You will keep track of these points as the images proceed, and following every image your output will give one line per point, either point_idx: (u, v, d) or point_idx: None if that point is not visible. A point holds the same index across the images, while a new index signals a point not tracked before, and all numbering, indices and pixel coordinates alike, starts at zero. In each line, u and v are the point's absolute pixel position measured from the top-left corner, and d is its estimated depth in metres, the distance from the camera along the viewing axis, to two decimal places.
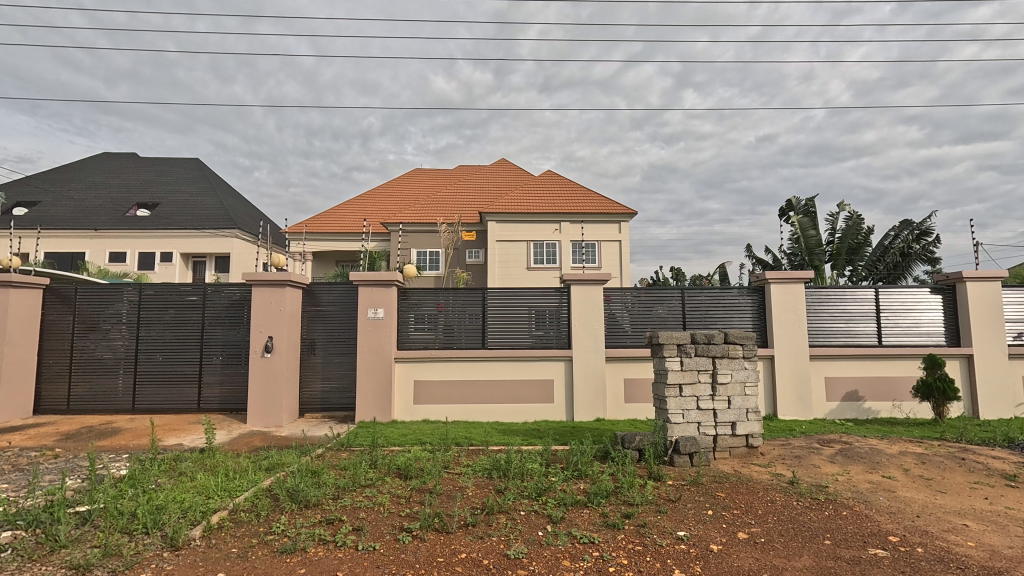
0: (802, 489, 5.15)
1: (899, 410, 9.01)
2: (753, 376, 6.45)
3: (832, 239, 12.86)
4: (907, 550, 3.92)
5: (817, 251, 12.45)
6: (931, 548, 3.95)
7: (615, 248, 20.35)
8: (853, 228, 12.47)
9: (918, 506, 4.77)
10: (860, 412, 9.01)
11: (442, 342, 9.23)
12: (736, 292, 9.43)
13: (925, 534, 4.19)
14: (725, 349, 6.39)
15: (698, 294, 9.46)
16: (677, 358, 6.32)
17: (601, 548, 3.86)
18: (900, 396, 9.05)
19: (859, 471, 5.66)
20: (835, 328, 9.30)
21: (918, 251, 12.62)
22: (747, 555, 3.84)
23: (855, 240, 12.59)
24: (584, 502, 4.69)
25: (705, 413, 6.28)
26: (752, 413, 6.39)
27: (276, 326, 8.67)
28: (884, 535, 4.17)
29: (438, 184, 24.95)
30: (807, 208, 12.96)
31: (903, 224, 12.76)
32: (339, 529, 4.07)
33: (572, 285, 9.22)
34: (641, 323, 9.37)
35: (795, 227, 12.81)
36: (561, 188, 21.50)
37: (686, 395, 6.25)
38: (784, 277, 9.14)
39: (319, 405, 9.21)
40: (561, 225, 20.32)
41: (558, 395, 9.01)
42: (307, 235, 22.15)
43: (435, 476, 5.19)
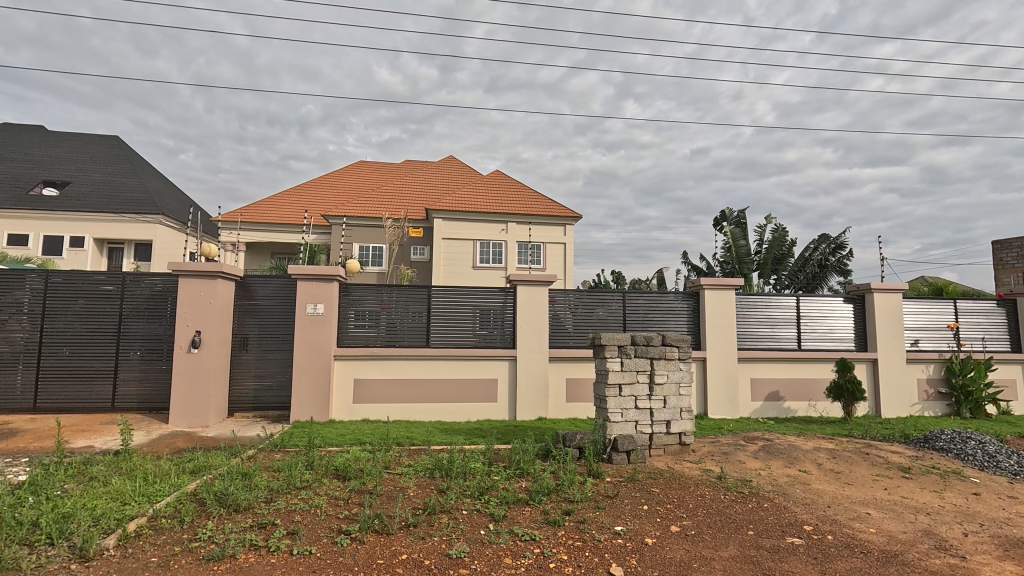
0: (729, 483, 5.48)
1: (814, 409, 9.77)
2: (687, 377, 6.79)
3: (760, 249, 13.73)
4: (818, 538, 4.26)
5: (747, 260, 13.25)
6: (839, 535, 4.32)
7: (560, 250, 20.72)
8: (779, 240, 13.38)
9: (829, 497, 5.21)
10: (781, 411, 9.69)
11: (385, 339, 9.03)
12: (673, 296, 9.86)
13: (834, 522, 4.58)
14: (662, 351, 6.67)
15: (638, 297, 9.79)
16: (618, 359, 6.54)
17: (542, 545, 3.93)
18: (815, 396, 9.81)
19: (779, 466, 6.10)
20: (761, 333, 9.95)
21: (833, 263, 13.79)
22: (678, 546, 4.04)
23: (779, 251, 13.52)
24: (526, 500, 4.75)
25: (642, 412, 6.52)
26: (685, 412, 6.72)
27: (204, 320, 8.14)
28: (799, 525, 4.51)
29: (383, 177, 24.29)
30: (739, 219, 13.75)
31: (821, 238, 13.88)
32: (273, 534, 3.89)
33: (518, 286, 9.31)
34: (584, 323, 9.60)
35: (728, 237, 13.58)
36: (509, 188, 21.61)
37: (625, 395, 6.47)
38: (717, 283, 9.68)
39: (252, 404, 8.76)
40: (508, 225, 20.42)
41: (502, 394, 9.07)
42: (242, 225, 20.98)
43: (375, 476, 5.07)
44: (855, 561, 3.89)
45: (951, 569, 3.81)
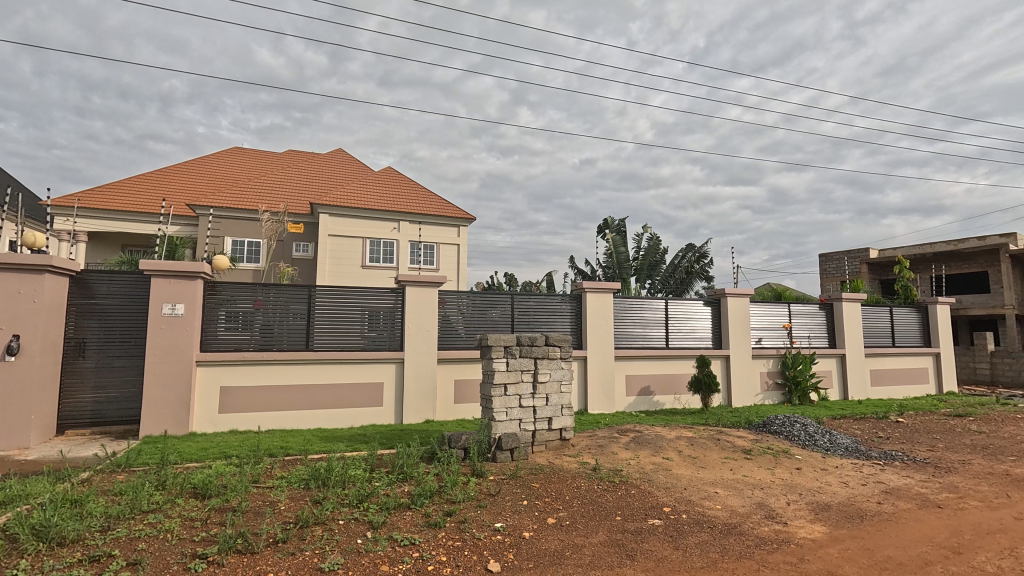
0: (602, 474, 5.88)
1: (678, 401, 10.83)
2: (568, 375, 7.17)
3: (637, 256, 14.91)
4: (674, 517, 4.75)
5: (626, 265, 14.29)
6: (691, 513, 4.85)
7: (453, 251, 20.67)
8: (653, 248, 14.64)
9: (686, 480, 5.82)
10: (651, 404, 10.60)
11: (259, 343, 8.33)
12: (558, 298, 10.33)
13: (688, 502, 5.13)
14: (545, 351, 6.97)
15: (526, 299, 10.10)
16: (504, 359, 6.70)
17: (421, 548, 3.90)
18: (679, 389, 10.89)
19: (646, 455, 6.68)
20: (635, 333, 10.80)
21: (697, 270, 15.41)
22: (553, 537, 4.26)
23: (654, 258, 14.79)
24: (407, 504, 4.68)
25: (526, 410, 6.75)
26: (566, 409, 7.08)
27: (25, 323, 6.88)
28: (660, 507, 4.98)
29: (262, 166, 22.37)
30: (620, 227, 14.80)
31: (688, 247, 15.46)
32: (108, 567, 3.41)
33: (407, 286, 9.13)
34: (474, 325, 9.69)
35: (610, 244, 14.55)
36: (402, 187, 21.12)
37: (510, 394, 6.65)
38: (598, 286, 10.34)
39: (89, 419, 7.58)
40: (400, 225, 19.93)
41: (388, 398, 8.82)
42: (83, 212, 18.07)
43: (241, 492, 4.66)
44: (703, 535, 4.39)
45: (775, 533, 4.46)
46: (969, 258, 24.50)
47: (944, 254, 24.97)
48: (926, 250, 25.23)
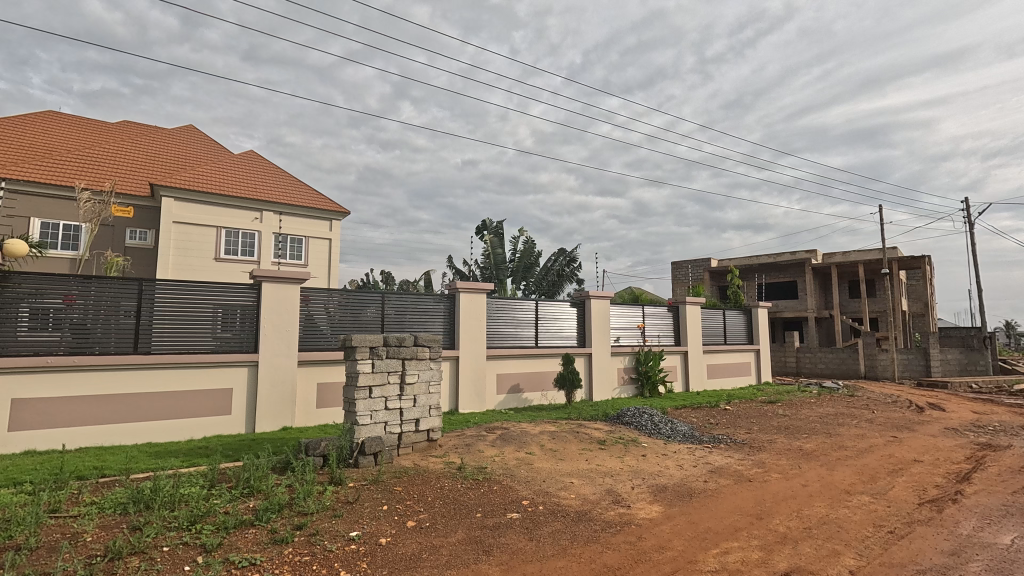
0: (466, 473, 5.93)
1: (544, 398, 11.37)
2: (437, 375, 7.14)
3: (513, 258, 15.35)
4: (532, 509, 4.96)
5: (502, 266, 14.60)
6: (547, 505, 5.10)
7: (324, 246, 19.45)
8: (528, 251, 15.18)
9: (545, 473, 6.12)
10: (519, 401, 10.98)
11: (70, 345, 7.01)
12: (431, 298, 10.22)
13: (545, 494, 5.39)
14: (414, 351, 6.86)
15: (399, 298, 9.83)
16: (369, 361, 6.44)
17: (263, 568, 3.59)
18: (546, 386, 11.43)
19: (510, 451, 6.90)
20: (507, 332, 11.10)
21: (567, 273, 16.33)
22: (411, 540, 4.19)
23: (529, 260, 15.34)
24: (250, 521, 4.28)
25: (393, 412, 6.57)
26: (434, 409, 7.04)
27: None
28: (519, 501, 5.17)
29: (84, 136, 18.81)
30: (497, 229, 15.08)
31: (560, 251, 16.31)
32: None
33: (263, 283, 8.35)
34: (341, 325, 9.19)
35: (487, 245, 14.77)
36: (265, 173, 19.33)
37: (376, 397, 6.42)
38: (471, 287, 10.44)
39: None
40: (261, 214, 18.20)
41: (237, 405, 7.99)
42: None
43: (32, 526, 3.88)
44: (556, 524, 4.65)
45: (619, 517, 4.88)
46: (783, 269, 29.20)
47: (766, 266, 29.47)
48: (753, 261, 29.56)
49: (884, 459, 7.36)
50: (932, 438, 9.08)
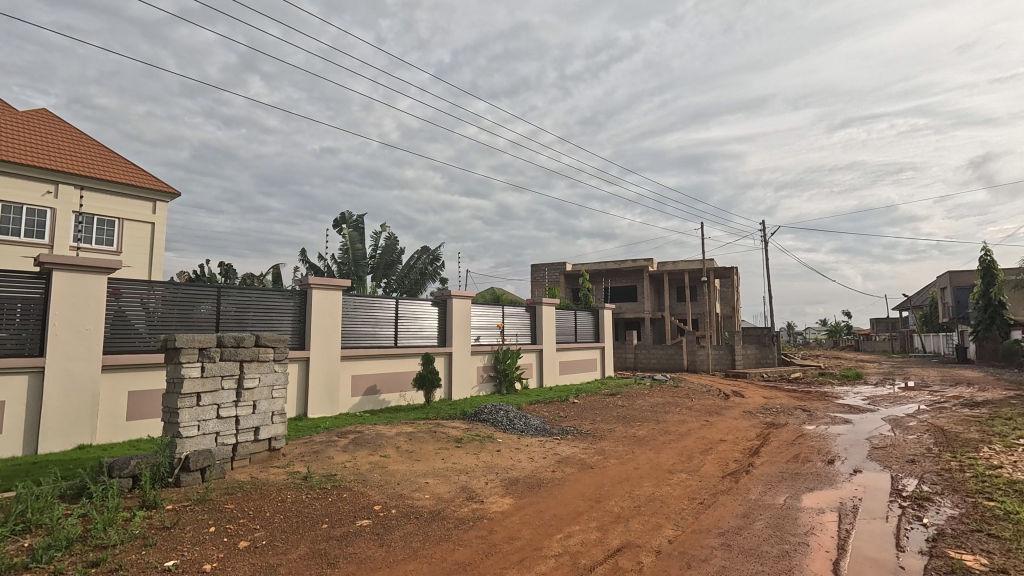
0: (313, 482, 5.52)
1: (403, 398, 11.11)
2: (282, 379, 6.56)
3: (374, 254, 14.69)
4: (384, 514, 4.79)
5: (362, 263, 13.86)
6: (400, 507, 4.98)
7: (145, 232, 15.74)
8: (390, 247, 14.66)
9: (400, 475, 5.97)
10: (375, 403, 10.56)
11: None
12: (279, 295, 9.30)
13: (398, 497, 5.25)
14: (254, 353, 6.21)
15: (239, 295, 8.78)
16: (198, 364, 5.64)
17: None
18: (404, 386, 11.18)
19: (363, 455, 6.60)
20: (364, 331, 10.60)
21: (430, 271, 16.15)
22: (244, 562, 3.77)
23: (391, 257, 14.82)
24: (23, 565, 3.46)
25: (226, 421, 5.85)
26: (277, 415, 6.45)
27: None
28: (370, 507, 4.96)
29: None
30: (358, 223, 14.14)
31: (423, 249, 16.06)
32: None
33: (54, 271, 6.84)
34: (164, 323, 7.93)
35: (346, 239, 13.86)
36: (63, 139, 14.98)
37: (206, 404, 5.66)
38: (324, 283, 9.75)
39: None
40: (54, 187, 13.89)
41: (11, 422, 6.39)
42: None
43: None
44: (409, 526, 4.56)
45: (472, 512, 4.96)
46: (626, 275, 32.46)
47: (612, 271, 32.47)
48: (602, 266, 32.37)
49: (698, 440, 8.59)
50: (734, 420, 10.84)
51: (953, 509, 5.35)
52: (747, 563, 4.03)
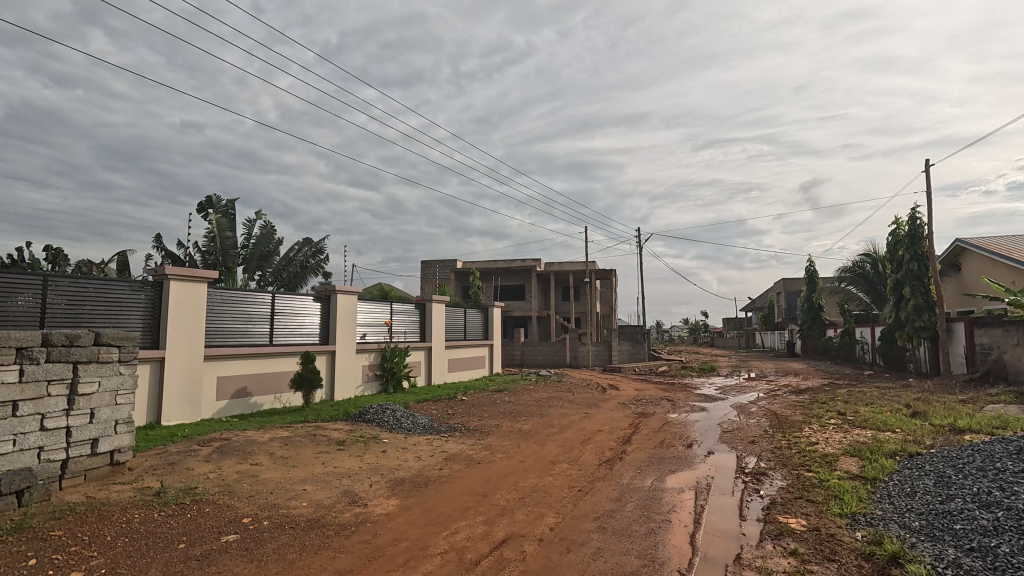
0: (168, 497, 4.89)
1: (278, 401, 10.29)
2: (129, 382, 5.73)
3: (247, 244, 13.35)
4: (254, 527, 4.41)
5: (232, 253, 12.51)
6: (273, 518, 4.62)
7: None
8: (265, 237, 13.44)
9: (273, 484, 5.53)
10: (245, 407, 9.64)
11: None
12: (127, 286, 8.05)
13: (271, 507, 4.86)
14: (92, 353, 5.35)
15: (72, 285, 7.43)
16: (15, 367, 4.69)
17: None
18: (280, 388, 10.37)
19: (230, 464, 6.00)
20: (233, 328, 9.63)
21: (312, 265, 15.11)
22: None
23: (266, 248, 13.58)
24: None
25: (53, 434, 4.95)
26: (121, 425, 5.61)
27: None
28: (238, 520, 4.53)
29: None
30: (227, 209, 12.67)
31: (304, 241, 14.98)
32: None
33: None
34: None
35: (212, 226, 12.33)
36: None
37: (25, 416, 4.73)
38: (186, 274, 8.67)
39: None
40: None
41: None
42: None
43: None
44: (283, 537, 4.25)
45: (354, 517, 4.75)
46: (515, 274, 33.30)
47: (502, 270, 33.09)
48: (492, 265, 32.87)
49: (578, 432, 9.11)
50: (610, 412, 11.66)
51: (782, 480, 6.31)
52: (619, 542, 4.38)
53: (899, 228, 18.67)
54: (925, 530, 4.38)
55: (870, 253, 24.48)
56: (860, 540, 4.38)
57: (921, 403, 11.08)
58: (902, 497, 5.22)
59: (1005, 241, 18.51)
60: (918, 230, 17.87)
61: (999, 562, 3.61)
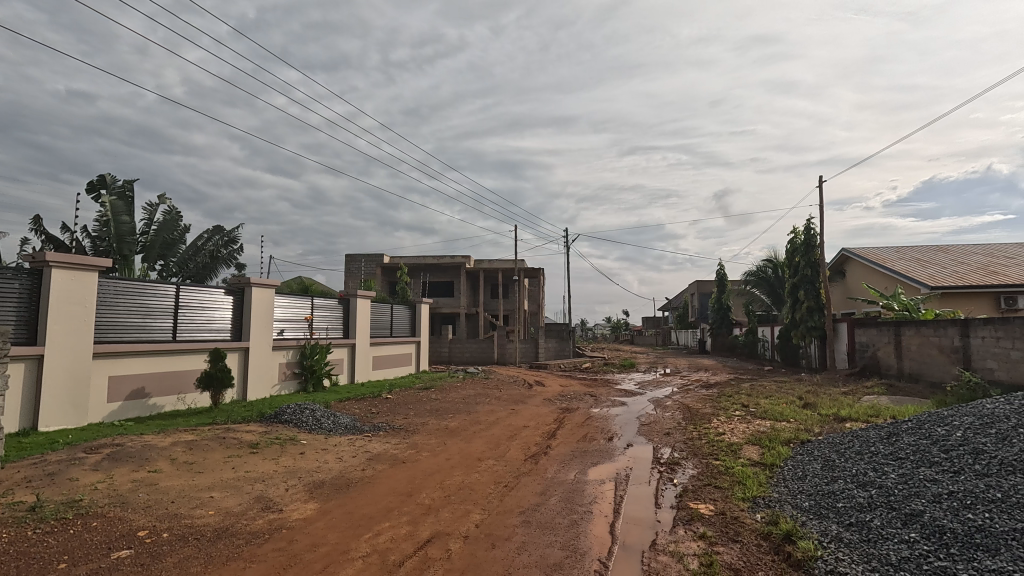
0: (45, 513, 4.33)
1: (181, 402, 9.47)
2: None
3: (147, 231, 12.12)
4: (152, 540, 4.02)
5: (129, 240, 11.29)
6: (176, 529, 4.25)
7: None
8: (170, 224, 12.29)
9: (175, 492, 5.08)
10: (143, 409, 8.76)
11: None
12: None
13: (172, 518, 4.46)
14: None
15: None
16: None
17: None
18: (184, 387, 9.55)
19: (123, 473, 5.43)
20: (128, 323, 8.72)
21: (223, 255, 14.03)
22: None
23: (170, 235, 12.41)
24: None
25: None
26: None
27: None
28: (132, 533, 4.12)
29: None
30: (124, 190, 11.43)
31: (215, 229, 13.87)
32: None
33: None
34: None
35: (105, 209, 11.06)
36: None
37: None
38: (73, 261, 7.72)
39: None
40: None
41: None
42: None
43: None
44: (186, 550, 3.92)
45: (268, 524, 4.47)
46: (444, 270, 32.98)
47: (430, 266, 32.62)
48: (420, 261, 32.36)
49: (505, 428, 9.19)
50: (536, 408, 11.87)
51: (693, 469, 6.75)
52: (544, 535, 4.46)
53: (796, 236, 20.57)
54: (814, 509, 4.86)
55: (771, 259, 26.77)
56: (759, 521, 4.79)
57: (811, 395, 12.30)
58: (795, 480, 5.76)
59: (881, 251, 20.99)
60: (812, 239, 19.80)
61: (872, 534, 4.10)
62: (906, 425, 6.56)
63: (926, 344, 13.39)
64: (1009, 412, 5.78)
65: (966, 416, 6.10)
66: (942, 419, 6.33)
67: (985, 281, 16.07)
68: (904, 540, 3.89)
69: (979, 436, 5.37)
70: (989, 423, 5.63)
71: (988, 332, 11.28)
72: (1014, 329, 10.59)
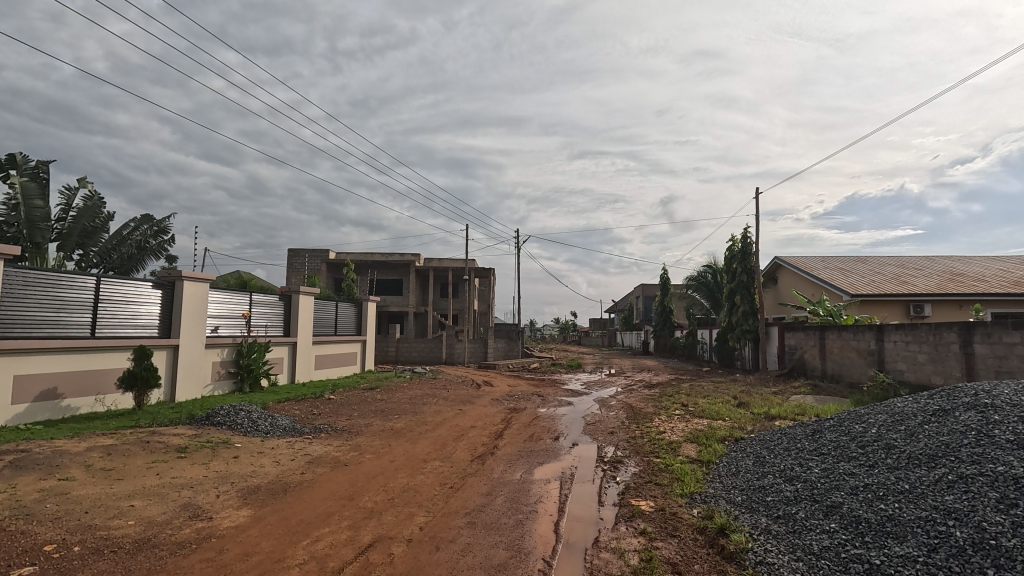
0: None
1: (100, 403, 8.73)
2: None
3: (63, 218, 11.11)
4: (61, 555, 3.68)
5: (42, 227, 10.30)
6: (90, 542, 3.91)
7: None
8: (91, 211, 11.35)
9: (90, 501, 4.68)
10: (55, 411, 8.01)
11: None
12: None
13: (86, 529, 4.10)
14: None
15: None
16: None
17: None
18: (104, 388, 8.83)
19: (28, 482, 4.93)
20: (39, 317, 7.96)
21: (152, 246, 13.10)
22: None
23: (91, 223, 11.45)
24: None
25: None
26: None
27: None
28: (39, 547, 3.76)
29: None
30: (37, 172, 10.45)
31: (143, 218, 12.95)
32: None
33: None
34: None
35: (14, 191, 10.05)
36: None
37: None
38: None
39: None
40: None
41: None
42: None
43: None
44: (103, 563, 3.62)
45: (195, 533, 4.21)
46: (393, 267, 32.32)
47: (379, 263, 31.97)
48: (368, 258, 31.68)
49: (452, 428, 9.10)
50: (483, 408, 11.83)
51: (635, 467, 6.95)
52: (489, 536, 4.45)
53: (734, 244, 21.65)
54: (745, 503, 5.12)
55: (711, 265, 28.04)
56: (695, 516, 4.99)
57: (744, 394, 12.96)
58: (729, 476, 6.05)
59: (809, 261, 22.42)
60: (748, 247, 20.92)
61: (798, 526, 4.36)
62: (828, 423, 7.05)
63: (846, 347, 14.44)
64: (916, 409, 6.32)
65: (879, 414, 6.62)
66: (860, 417, 6.85)
67: (898, 290, 17.54)
68: (826, 530, 4.16)
69: (891, 432, 5.84)
70: (899, 420, 6.14)
71: (899, 336, 12.31)
72: (921, 334, 11.61)
